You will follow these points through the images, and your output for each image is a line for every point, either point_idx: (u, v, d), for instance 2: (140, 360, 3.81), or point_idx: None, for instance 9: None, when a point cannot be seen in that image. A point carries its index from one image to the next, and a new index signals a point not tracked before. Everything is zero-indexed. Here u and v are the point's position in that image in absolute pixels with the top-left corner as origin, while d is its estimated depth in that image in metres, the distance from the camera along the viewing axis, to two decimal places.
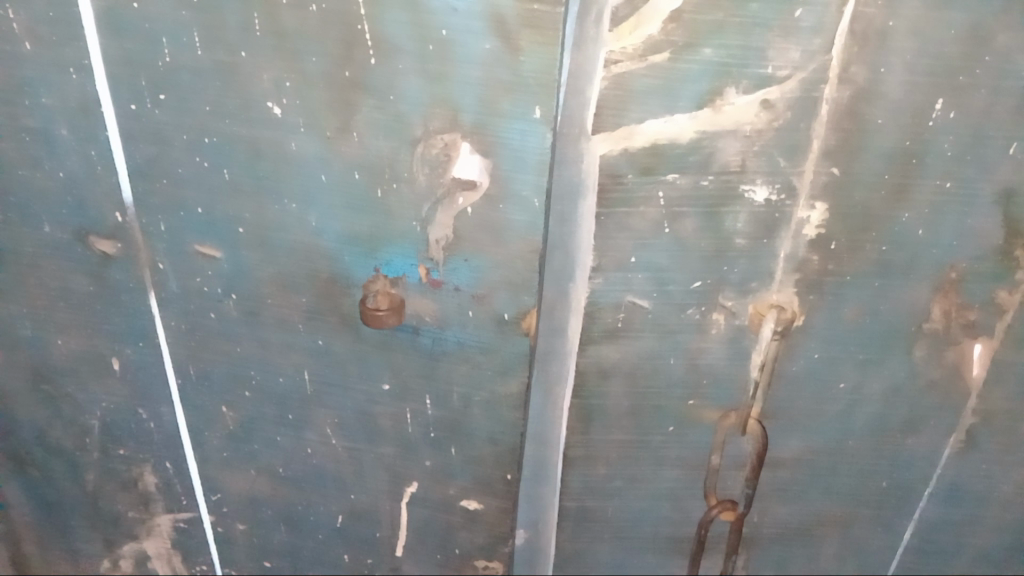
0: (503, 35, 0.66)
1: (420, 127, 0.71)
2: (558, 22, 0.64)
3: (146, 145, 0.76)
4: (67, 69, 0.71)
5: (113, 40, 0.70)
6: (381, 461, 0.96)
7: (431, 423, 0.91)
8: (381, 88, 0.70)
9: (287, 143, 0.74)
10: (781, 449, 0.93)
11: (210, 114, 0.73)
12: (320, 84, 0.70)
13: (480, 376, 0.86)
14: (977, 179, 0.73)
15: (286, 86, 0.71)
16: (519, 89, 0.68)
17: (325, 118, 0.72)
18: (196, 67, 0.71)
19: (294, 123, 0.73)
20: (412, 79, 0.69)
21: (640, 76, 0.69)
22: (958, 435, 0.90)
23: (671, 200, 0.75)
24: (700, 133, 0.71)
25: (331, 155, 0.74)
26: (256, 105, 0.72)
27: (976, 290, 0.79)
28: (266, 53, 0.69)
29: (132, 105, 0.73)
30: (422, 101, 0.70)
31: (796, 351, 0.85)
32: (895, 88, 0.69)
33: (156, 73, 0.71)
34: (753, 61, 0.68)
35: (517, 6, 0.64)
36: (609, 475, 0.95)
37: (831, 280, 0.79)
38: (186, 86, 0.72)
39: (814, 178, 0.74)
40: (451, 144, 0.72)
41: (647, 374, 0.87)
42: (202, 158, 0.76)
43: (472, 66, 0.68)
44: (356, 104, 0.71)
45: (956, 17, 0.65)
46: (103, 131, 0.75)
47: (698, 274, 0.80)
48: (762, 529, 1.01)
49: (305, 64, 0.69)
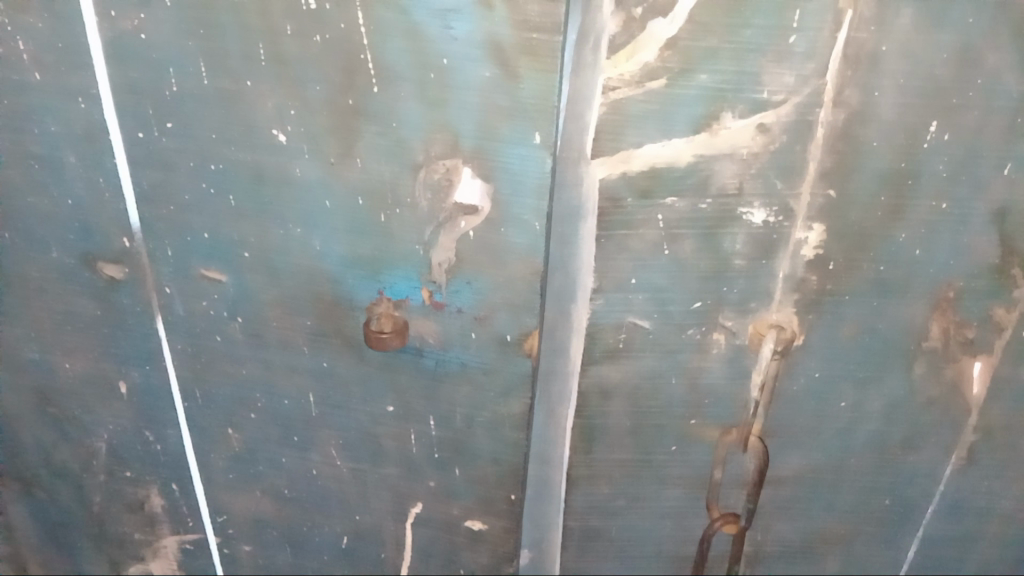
0: (501, 62, 0.67)
1: (421, 153, 0.73)
2: (555, 50, 0.66)
3: (153, 172, 0.77)
4: (75, 98, 0.73)
5: (121, 69, 0.71)
6: (385, 481, 0.96)
7: (434, 443, 0.92)
8: (383, 114, 0.71)
9: (291, 169, 0.75)
10: (783, 467, 0.93)
11: (215, 141, 0.74)
12: (322, 111, 0.72)
13: (482, 397, 0.87)
14: (971, 198, 0.74)
15: (290, 113, 0.72)
16: (518, 115, 0.69)
17: (328, 144, 0.73)
18: (201, 96, 0.72)
19: (298, 149, 0.74)
20: (413, 106, 0.70)
21: (636, 101, 0.70)
22: (958, 451, 0.90)
23: (669, 222, 0.76)
24: (696, 156, 0.72)
25: (334, 180, 0.75)
26: (260, 132, 0.74)
27: (972, 307, 0.80)
28: (270, 82, 0.71)
29: (138, 133, 0.75)
30: (423, 127, 0.71)
31: (796, 369, 0.85)
32: (888, 110, 0.70)
33: (162, 102, 0.73)
34: (747, 85, 0.69)
35: (515, 34, 0.66)
36: (612, 493, 0.96)
37: (830, 299, 0.80)
38: (192, 114, 0.73)
39: (810, 199, 0.75)
40: (452, 169, 0.73)
41: (648, 394, 0.88)
42: (207, 184, 0.77)
43: (472, 92, 0.69)
44: (359, 131, 0.72)
45: (946, 40, 0.66)
46: (111, 159, 0.76)
47: (697, 294, 0.80)
48: (765, 547, 1.01)
49: (308, 92, 0.71)
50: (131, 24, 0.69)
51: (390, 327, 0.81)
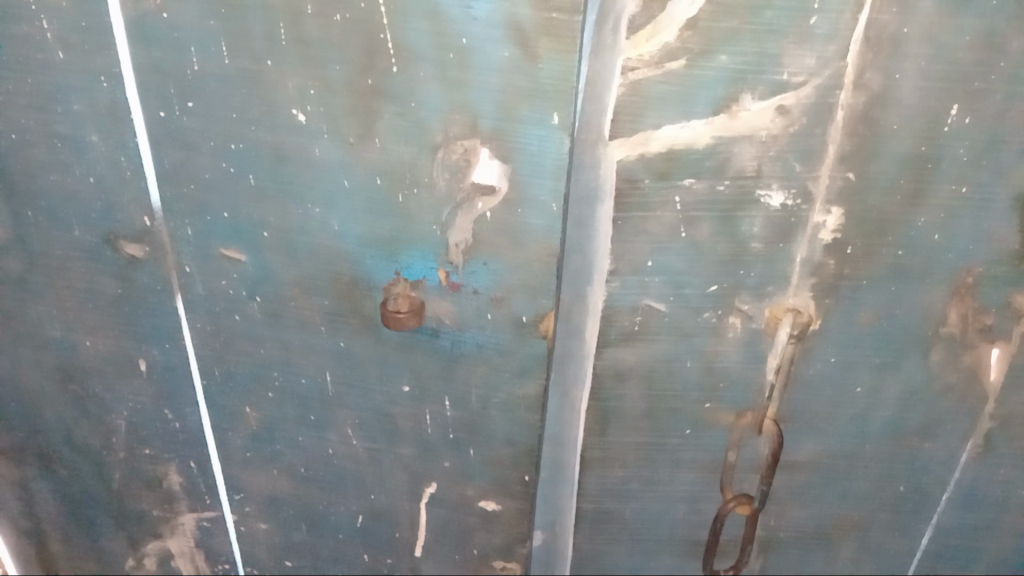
0: (521, 43, 0.67)
1: (440, 134, 0.73)
2: (575, 30, 0.66)
3: (174, 151, 0.78)
4: (98, 77, 0.74)
5: (144, 48, 0.72)
6: (400, 461, 0.97)
7: (450, 424, 0.92)
8: (402, 94, 0.71)
9: (310, 149, 0.76)
10: (797, 452, 0.93)
11: (236, 121, 0.75)
12: (342, 91, 0.72)
13: (498, 379, 0.87)
14: (993, 184, 0.74)
15: (310, 93, 0.73)
16: (538, 95, 0.69)
17: (347, 124, 0.74)
18: (223, 75, 0.73)
19: (318, 129, 0.75)
20: (433, 86, 0.71)
21: (656, 83, 0.70)
22: (975, 439, 0.90)
23: (687, 204, 0.76)
24: (715, 138, 0.72)
25: (353, 161, 0.76)
26: (280, 112, 0.74)
27: (992, 294, 0.80)
28: (290, 61, 0.71)
29: (160, 112, 0.76)
30: (442, 108, 0.72)
31: (812, 355, 0.85)
32: (909, 93, 0.69)
33: (184, 81, 0.73)
34: (767, 67, 0.69)
35: (535, 14, 0.65)
36: (625, 476, 0.96)
37: (847, 284, 0.80)
38: (213, 93, 0.74)
39: (829, 183, 0.75)
40: (470, 150, 0.73)
41: (663, 377, 0.88)
42: (227, 163, 0.78)
43: (491, 73, 0.69)
44: (378, 111, 0.73)
45: (971, 23, 0.65)
46: (133, 137, 0.77)
47: (714, 278, 0.80)
48: (779, 533, 1.01)
49: (328, 72, 0.71)
50: (154, 3, 0.70)
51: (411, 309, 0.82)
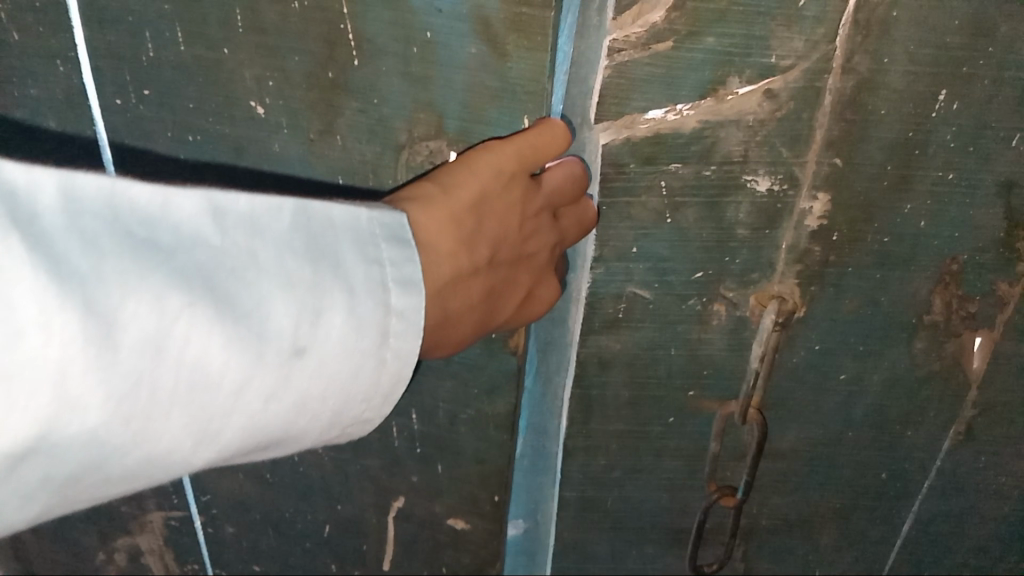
0: (489, 39, 0.64)
1: (405, 133, 0.71)
2: (546, 26, 0.62)
3: (131, 142, 0.76)
4: (54, 60, 0.71)
5: (98, 31, 0.69)
6: (367, 473, 0.96)
7: (417, 438, 0.91)
8: (364, 90, 0.69)
9: (269, 144, 0.75)
10: (780, 441, 0.93)
11: (193, 112, 0.74)
12: (303, 84, 0.70)
13: (468, 395, 0.86)
14: (979, 170, 0.73)
15: (269, 85, 0.71)
16: (507, 96, 0.67)
17: (308, 119, 0.72)
18: (178, 62, 0.70)
19: (277, 123, 0.73)
20: (397, 83, 0.69)
21: (641, 65, 0.68)
22: (957, 427, 0.90)
23: (672, 189, 0.75)
24: (701, 122, 0.71)
25: (313, 158, 0.75)
26: (238, 103, 0.72)
27: (975, 281, 0.79)
28: (248, 51, 0.69)
29: (117, 98, 0.74)
30: (406, 104, 0.70)
31: (796, 343, 0.85)
32: (898, 78, 0.68)
33: (139, 67, 0.71)
34: (756, 50, 0.67)
35: (504, 8, 0.62)
36: (608, 465, 0.96)
37: (833, 271, 0.79)
38: (168, 79, 0.72)
39: (816, 168, 0.74)
40: (436, 152, 0.72)
41: (647, 364, 0.87)
42: (185, 157, 0.77)
43: (458, 70, 0.67)
44: (339, 105, 0.71)
45: (960, 7, 0.65)
46: (92, 126, 0.76)
47: (700, 264, 0.79)
48: (760, 520, 1.01)
49: (287, 63, 0.69)
50: None
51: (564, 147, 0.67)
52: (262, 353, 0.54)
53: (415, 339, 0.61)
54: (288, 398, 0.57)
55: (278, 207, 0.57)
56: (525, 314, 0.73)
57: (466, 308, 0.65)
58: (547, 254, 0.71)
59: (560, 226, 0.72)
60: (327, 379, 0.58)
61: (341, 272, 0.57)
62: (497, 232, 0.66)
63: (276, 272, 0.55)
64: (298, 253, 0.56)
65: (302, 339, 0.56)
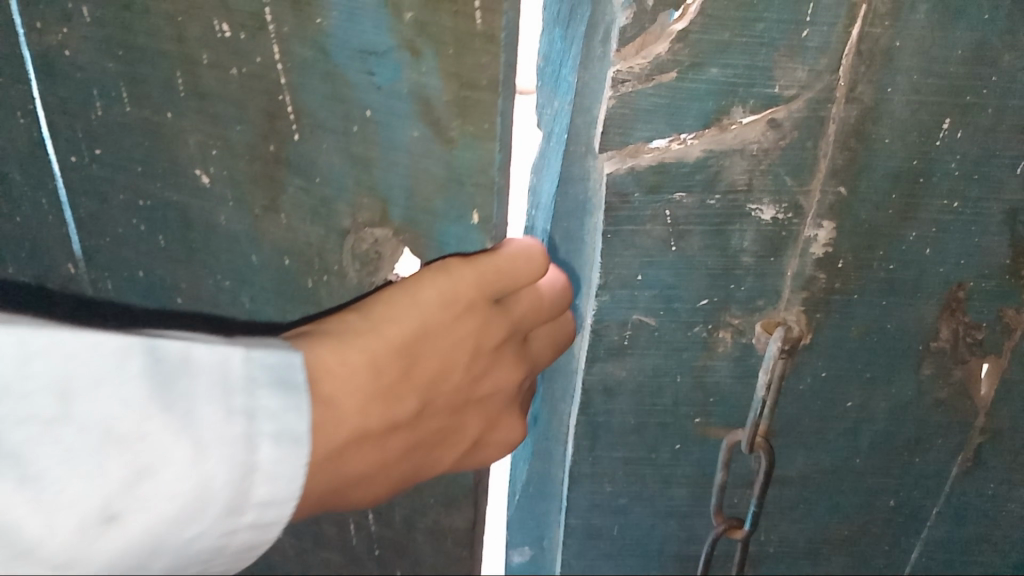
0: (431, 122, 0.69)
1: (348, 217, 0.78)
2: (491, 114, 0.66)
3: (87, 199, 0.87)
4: (14, 113, 0.81)
5: (52, 86, 0.78)
6: (328, 563, 1.13)
7: (374, 541, 1.06)
8: (306, 166, 0.76)
9: (218, 215, 0.83)
10: (787, 468, 0.93)
11: (141, 174, 0.83)
12: (246, 154, 0.77)
13: (418, 505, 0.98)
14: (984, 198, 0.73)
15: (213, 151, 0.78)
16: (453, 183, 0.72)
17: (252, 193, 0.80)
18: (125, 119, 0.79)
19: (224, 193, 0.81)
20: (340, 162, 0.75)
21: (645, 95, 0.68)
22: (965, 454, 0.89)
23: (677, 218, 0.75)
24: (706, 151, 0.71)
25: (260, 236, 0.83)
26: (186, 169, 0.80)
27: (981, 308, 0.79)
28: (192, 114, 0.76)
29: (72, 157, 0.83)
30: (349, 186, 0.76)
31: (802, 370, 0.84)
32: (902, 107, 0.69)
33: (91, 125, 0.80)
34: (759, 80, 0.68)
35: (445, 93, 0.66)
36: (614, 491, 0.95)
37: (839, 298, 0.79)
38: (115, 135, 0.80)
39: (821, 197, 0.74)
40: (381, 239, 0.79)
41: (653, 392, 0.87)
42: (139, 221, 0.87)
43: (401, 151, 0.72)
44: (281, 178, 0.78)
45: (963, 37, 0.65)
46: (51, 179, 0.85)
47: (706, 291, 0.80)
48: (768, 547, 1.01)
49: (230, 133, 0.76)
50: (57, 42, 0.75)
51: (500, 276, 0.71)
52: (70, 501, 0.57)
53: (286, 487, 0.63)
54: (122, 537, 0.59)
55: (127, 347, 0.59)
56: (472, 431, 0.78)
57: (395, 443, 0.72)
58: (496, 376, 0.76)
59: (509, 349, 0.76)
60: (166, 523, 0.60)
61: (189, 418, 0.60)
62: (437, 357, 0.71)
63: (117, 405, 0.58)
64: (150, 400, 0.59)
65: (135, 485, 0.59)
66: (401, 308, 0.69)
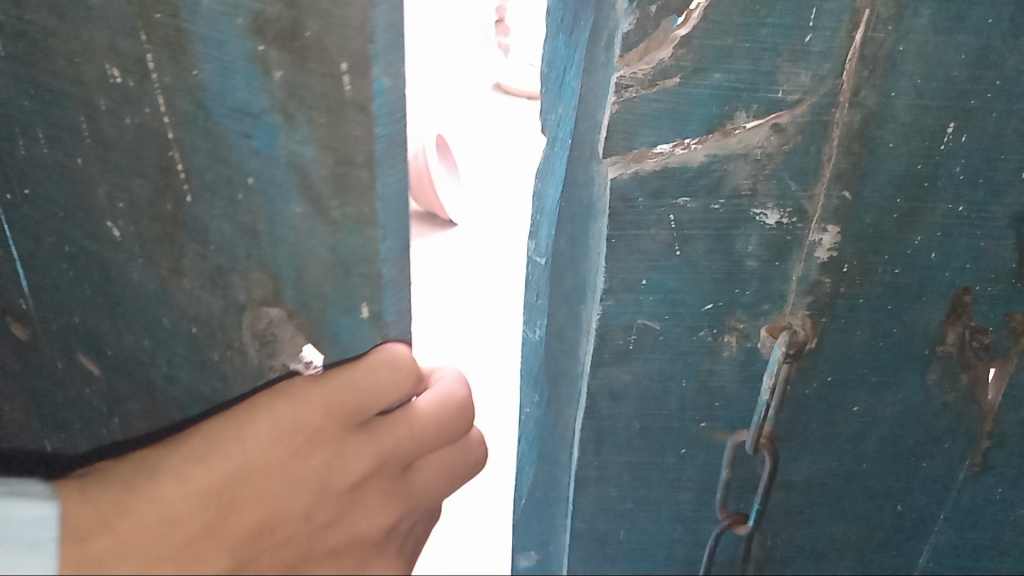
0: (311, 199, 0.64)
1: (244, 292, 0.74)
2: (361, 191, 0.61)
3: (23, 238, 0.89)
4: None
5: None
6: None
7: None
8: (201, 230, 0.74)
9: (131, 270, 0.82)
10: (794, 473, 0.92)
11: (65, 220, 0.84)
12: (150, 212, 0.76)
13: None
14: (990, 203, 0.73)
15: (121, 204, 0.78)
16: (342, 263, 0.66)
17: (160, 254, 0.79)
18: (47, 161, 0.81)
19: (133, 249, 0.80)
20: (232, 232, 0.71)
21: (649, 101, 0.69)
22: (972, 459, 0.89)
23: (681, 222, 0.75)
24: (709, 156, 0.71)
25: (170, 298, 0.81)
26: (102, 218, 0.80)
27: (987, 312, 0.79)
28: (98, 162, 0.77)
29: (8, 195, 0.86)
30: (242, 257, 0.72)
31: (808, 375, 0.84)
32: (906, 111, 0.69)
33: (19, 167, 0.83)
34: (762, 85, 0.68)
35: (324, 169, 0.62)
36: (620, 496, 0.95)
37: (844, 303, 0.79)
38: (40, 180, 0.83)
39: (825, 202, 0.74)
40: (274, 320, 0.74)
41: (658, 396, 0.87)
42: (66, 266, 0.88)
43: (286, 225, 0.68)
44: (182, 239, 0.76)
45: (966, 41, 0.65)
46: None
47: (710, 296, 0.80)
48: (775, 552, 1.00)
49: (133, 186, 0.75)
50: None
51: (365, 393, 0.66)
52: None
53: None
54: None
55: None
56: None
57: None
58: (357, 523, 0.64)
59: (374, 487, 0.65)
60: None
61: None
62: (262, 506, 0.60)
63: None
64: None
65: None
66: (233, 446, 0.61)
